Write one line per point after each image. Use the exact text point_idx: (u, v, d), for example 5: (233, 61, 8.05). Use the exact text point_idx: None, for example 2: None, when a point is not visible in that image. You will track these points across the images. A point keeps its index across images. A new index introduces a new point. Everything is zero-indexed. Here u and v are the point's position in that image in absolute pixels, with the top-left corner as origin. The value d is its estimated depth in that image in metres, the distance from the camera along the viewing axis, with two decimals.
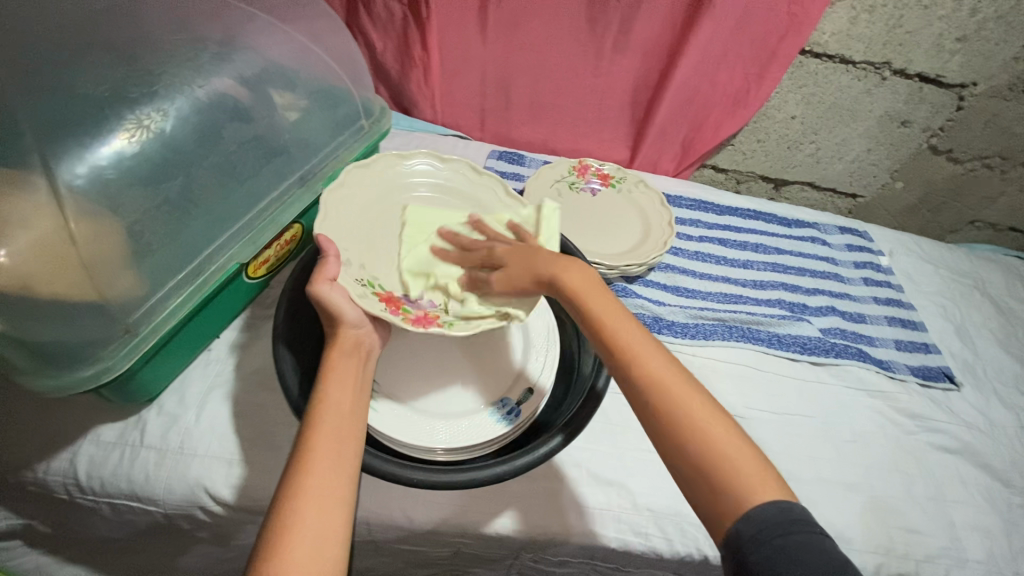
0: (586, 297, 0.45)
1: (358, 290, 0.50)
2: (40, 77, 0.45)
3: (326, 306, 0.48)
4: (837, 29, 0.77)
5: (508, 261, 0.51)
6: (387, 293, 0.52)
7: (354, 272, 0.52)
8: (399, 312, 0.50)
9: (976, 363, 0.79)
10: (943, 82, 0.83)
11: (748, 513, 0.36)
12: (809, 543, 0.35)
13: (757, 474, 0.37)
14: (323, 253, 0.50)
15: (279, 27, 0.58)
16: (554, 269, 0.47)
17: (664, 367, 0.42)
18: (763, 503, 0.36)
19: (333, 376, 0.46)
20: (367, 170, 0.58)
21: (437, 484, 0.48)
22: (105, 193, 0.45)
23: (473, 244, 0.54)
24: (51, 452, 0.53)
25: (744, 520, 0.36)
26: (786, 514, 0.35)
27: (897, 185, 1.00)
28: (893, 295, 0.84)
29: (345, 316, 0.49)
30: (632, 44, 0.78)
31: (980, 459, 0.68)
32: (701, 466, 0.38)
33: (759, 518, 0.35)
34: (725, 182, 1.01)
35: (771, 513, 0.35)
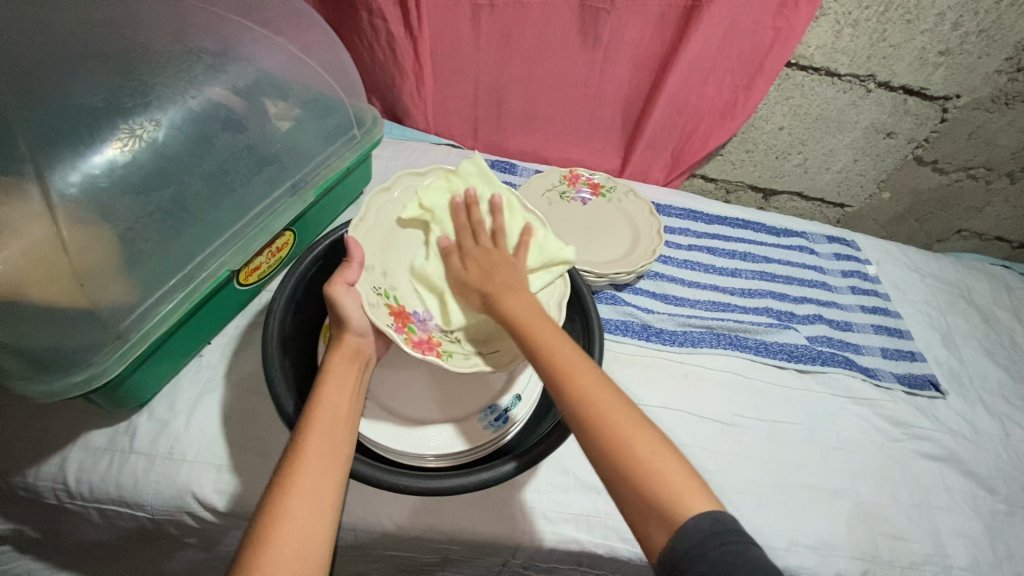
0: (533, 330, 0.47)
1: (373, 299, 0.51)
2: (36, 87, 0.46)
3: (337, 309, 0.50)
4: (822, 43, 0.78)
5: (478, 274, 0.53)
6: (399, 307, 0.54)
7: (374, 278, 0.54)
8: (402, 332, 0.52)
9: (962, 371, 0.80)
10: (928, 94, 0.85)
11: (681, 529, 0.36)
12: (743, 553, 0.35)
13: (691, 493, 0.37)
14: (349, 256, 0.52)
15: (273, 38, 0.60)
16: (501, 292, 0.51)
17: (594, 382, 0.43)
18: (692, 517, 0.36)
19: (331, 378, 0.47)
20: (418, 178, 0.60)
21: (438, 491, 0.48)
22: (97, 201, 0.45)
23: (479, 228, 0.57)
24: (41, 457, 0.53)
25: (679, 537, 0.36)
26: (718, 524, 0.36)
27: (884, 195, 1.01)
28: (879, 303, 0.85)
29: (352, 321, 0.50)
30: (622, 55, 0.80)
31: (964, 467, 0.69)
32: (637, 489, 0.38)
33: (692, 531, 0.35)
34: (716, 192, 1.02)
35: (702, 526, 0.35)
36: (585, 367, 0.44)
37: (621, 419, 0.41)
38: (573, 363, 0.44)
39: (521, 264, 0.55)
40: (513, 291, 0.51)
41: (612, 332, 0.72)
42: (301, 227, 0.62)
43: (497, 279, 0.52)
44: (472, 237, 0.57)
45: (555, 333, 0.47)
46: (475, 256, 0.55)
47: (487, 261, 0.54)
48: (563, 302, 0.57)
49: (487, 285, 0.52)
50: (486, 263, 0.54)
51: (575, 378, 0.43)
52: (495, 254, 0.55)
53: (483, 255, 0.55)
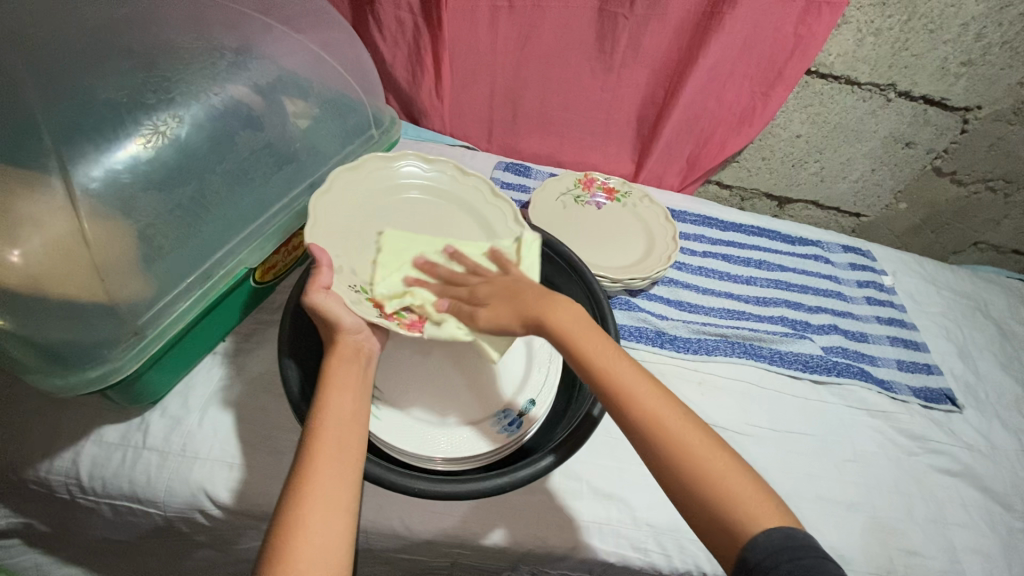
0: (580, 343, 0.44)
1: (353, 297, 0.51)
2: (61, 82, 0.46)
3: (322, 315, 0.48)
4: (843, 51, 0.77)
5: (505, 302, 0.48)
6: (380, 298, 0.52)
7: (347, 277, 0.52)
8: (394, 318, 0.51)
9: (978, 385, 0.79)
10: (949, 105, 0.84)
11: (753, 542, 0.36)
12: (816, 568, 0.35)
13: (758, 500, 0.38)
14: (316, 262, 0.50)
15: (294, 37, 0.59)
16: (542, 311, 0.46)
17: (659, 404, 0.42)
18: (764, 532, 0.37)
19: (332, 382, 0.46)
20: (355, 173, 0.58)
21: (465, 495, 0.49)
22: (118, 196, 0.45)
23: (457, 278, 0.52)
24: (54, 451, 0.53)
25: (749, 548, 0.36)
26: (790, 539, 0.36)
27: (901, 205, 1.00)
28: (895, 314, 0.84)
29: (342, 323, 0.49)
30: (640, 60, 0.79)
31: (981, 482, 0.68)
32: (700, 499, 0.39)
33: (764, 545, 0.36)
34: (730, 199, 1.02)
35: (773, 540, 0.36)
36: (645, 384, 0.43)
37: (688, 437, 0.41)
38: (631, 380, 0.43)
39: (517, 274, 0.51)
40: (547, 302, 0.46)
41: (626, 337, 0.71)
42: None
43: (528, 298, 0.47)
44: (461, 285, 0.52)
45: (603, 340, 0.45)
46: (485, 292, 0.50)
47: (501, 287, 0.49)
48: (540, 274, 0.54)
49: (521, 308, 0.47)
50: (501, 288, 0.49)
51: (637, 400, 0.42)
52: (500, 278, 0.51)
53: (491, 286, 0.50)
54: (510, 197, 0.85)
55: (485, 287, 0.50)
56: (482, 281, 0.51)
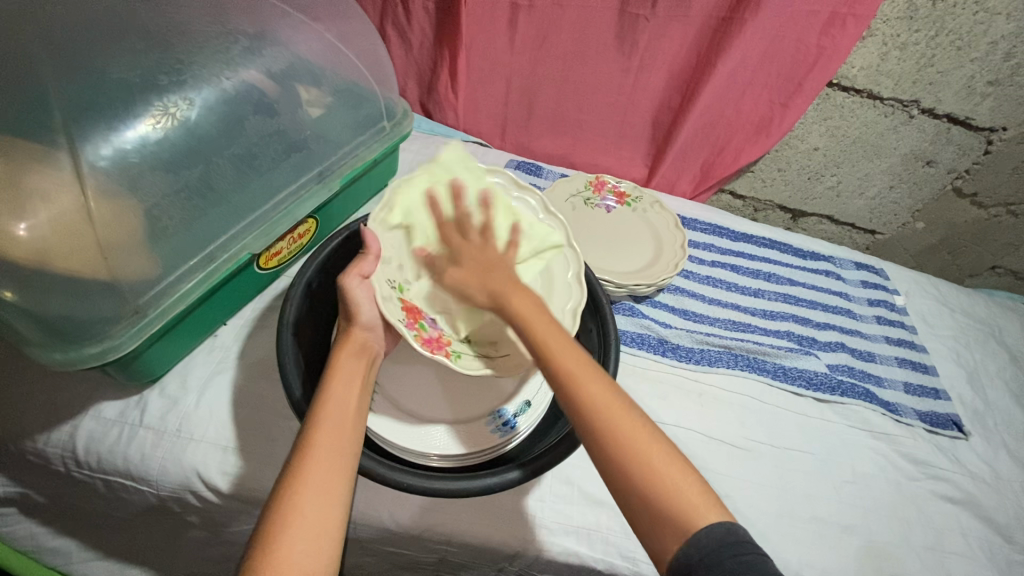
0: (533, 323, 0.45)
1: (386, 291, 0.50)
2: (76, 58, 0.46)
3: (348, 300, 0.50)
4: (867, 64, 0.76)
5: (479, 272, 0.51)
6: (410, 303, 0.52)
7: (389, 271, 0.52)
8: (414, 328, 0.50)
9: (987, 413, 0.77)
10: (973, 124, 0.82)
11: (694, 537, 0.37)
12: (758, 565, 0.36)
13: (700, 496, 0.39)
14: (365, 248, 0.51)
15: (311, 25, 0.59)
16: (506, 292, 0.48)
17: (611, 399, 0.42)
18: (707, 529, 0.37)
19: (336, 376, 0.46)
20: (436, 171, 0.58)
21: (466, 492, 0.48)
22: (127, 175, 0.45)
23: (453, 225, 0.55)
24: (53, 424, 0.54)
25: (693, 543, 0.37)
26: (732, 535, 0.37)
27: (918, 224, 0.98)
28: (905, 335, 0.82)
29: (361, 315, 0.50)
30: (658, 63, 0.78)
31: (983, 512, 0.66)
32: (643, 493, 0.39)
33: (704, 542, 0.36)
34: (743, 209, 1.00)
35: (715, 537, 0.37)
36: (589, 369, 0.43)
37: (626, 420, 0.41)
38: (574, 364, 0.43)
39: (513, 262, 0.53)
40: (513, 288, 0.48)
41: (628, 344, 0.70)
42: (324, 215, 0.62)
43: (498, 278, 0.50)
44: (459, 232, 0.54)
45: (547, 323, 0.45)
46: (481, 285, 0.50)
47: (485, 259, 0.52)
48: (580, 310, 0.54)
49: (491, 282, 0.49)
50: (484, 260, 0.52)
51: (584, 388, 0.42)
52: (493, 255, 0.52)
53: (480, 254, 0.52)
54: None
55: (476, 251, 0.53)
56: (478, 243, 0.53)
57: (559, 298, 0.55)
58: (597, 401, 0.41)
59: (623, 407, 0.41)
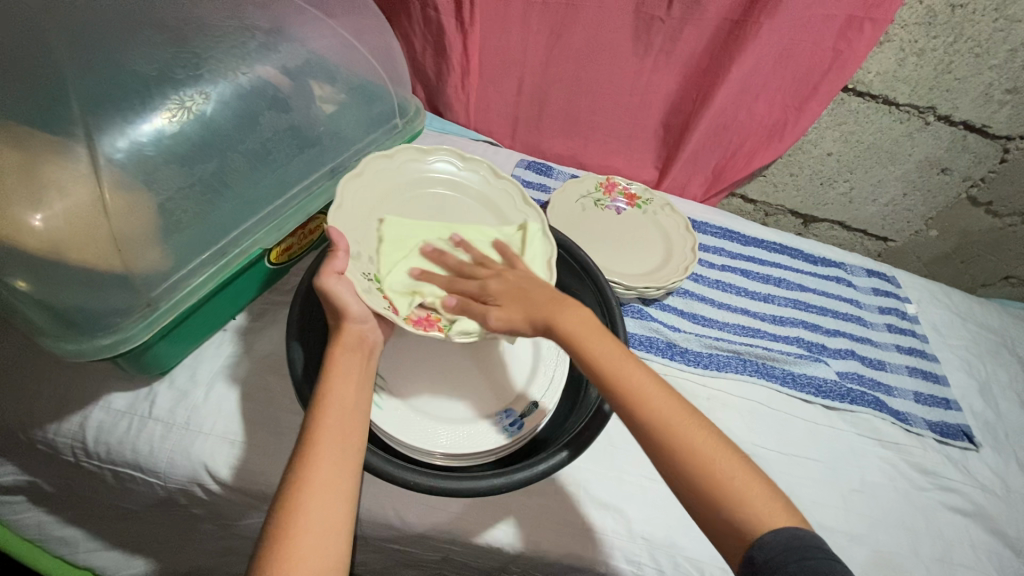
0: (586, 341, 0.45)
1: (366, 284, 0.49)
2: (93, 51, 0.46)
3: (331, 300, 0.48)
4: (883, 70, 0.75)
5: (515, 301, 0.48)
6: (392, 292, 0.51)
7: (362, 265, 0.51)
8: (400, 313, 0.49)
9: (998, 425, 0.76)
10: (990, 132, 0.81)
11: (762, 541, 0.37)
12: (824, 567, 0.36)
13: (763, 498, 0.39)
14: (333, 246, 0.49)
15: (326, 22, 0.59)
16: (554, 313, 0.47)
17: (669, 406, 0.43)
18: (775, 532, 0.37)
19: (336, 371, 0.46)
20: (388, 161, 0.57)
21: (467, 492, 0.48)
22: (142, 168, 0.46)
23: (467, 270, 0.53)
24: (63, 414, 0.54)
25: (758, 548, 0.37)
26: (796, 540, 0.37)
27: (931, 232, 0.97)
28: (916, 344, 0.82)
29: (349, 310, 0.48)
30: (672, 65, 0.78)
31: (992, 525, 0.65)
32: (705, 497, 0.39)
33: (769, 546, 0.36)
34: (754, 213, 0.99)
35: (782, 542, 0.37)
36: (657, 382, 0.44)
37: (693, 435, 0.41)
38: (641, 378, 0.44)
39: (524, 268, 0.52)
40: (560, 306, 0.47)
41: (636, 347, 0.70)
42: None
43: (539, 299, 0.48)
44: (470, 281, 0.52)
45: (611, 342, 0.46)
46: (498, 290, 0.50)
47: (509, 288, 0.50)
48: (553, 258, 0.55)
49: (533, 308, 0.47)
50: (510, 289, 0.49)
51: (652, 401, 0.42)
52: (509, 273, 0.51)
53: (503, 282, 0.50)
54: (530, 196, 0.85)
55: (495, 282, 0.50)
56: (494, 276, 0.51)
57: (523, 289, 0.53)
58: (655, 407, 0.42)
59: (682, 413, 0.42)
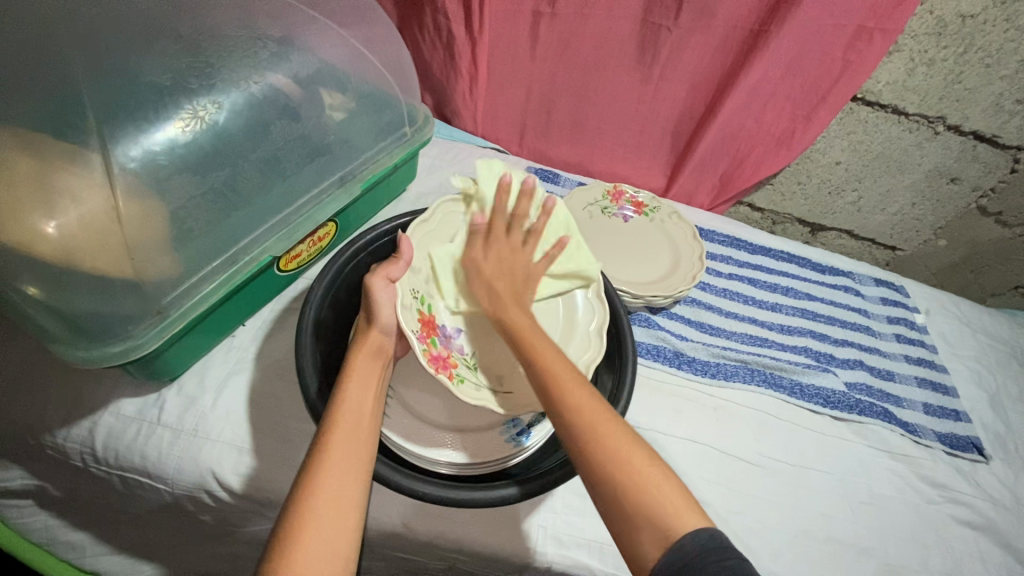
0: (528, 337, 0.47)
1: (408, 300, 0.51)
2: (109, 61, 0.47)
3: (371, 303, 0.50)
4: (893, 79, 0.75)
5: (506, 281, 0.53)
6: (429, 316, 0.53)
7: (415, 281, 0.54)
8: (425, 342, 0.51)
9: (1008, 437, 0.75)
10: (1000, 142, 0.80)
11: (680, 541, 0.36)
12: (744, 568, 0.35)
13: (681, 499, 0.38)
14: (399, 253, 0.52)
15: (338, 31, 0.60)
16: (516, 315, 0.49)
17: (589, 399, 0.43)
18: (692, 531, 0.37)
19: (354, 379, 0.46)
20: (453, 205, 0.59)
21: (473, 501, 0.48)
22: (155, 177, 0.46)
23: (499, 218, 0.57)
24: (73, 420, 0.54)
25: (678, 548, 0.36)
26: (714, 540, 0.36)
27: (940, 242, 0.97)
28: (925, 355, 0.81)
29: (381, 318, 0.50)
30: (681, 74, 0.78)
31: (1003, 539, 0.65)
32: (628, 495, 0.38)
33: (689, 546, 0.36)
34: (761, 222, 0.99)
35: (699, 541, 0.36)
36: (579, 384, 0.43)
37: (610, 430, 0.41)
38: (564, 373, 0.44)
39: (530, 253, 0.57)
40: (514, 304, 0.51)
41: (643, 355, 0.70)
42: (343, 219, 0.62)
43: (500, 291, 0.52)
44: (489, 229, 0.57)
45: (549, 342, 0.47)
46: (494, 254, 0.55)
47: (506, 262, 0.55)
48: (603, 330, 0.56)
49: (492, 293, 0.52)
50: (506, 263, 0.55)
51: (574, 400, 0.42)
52: (509, 251, 0.56)
53: (501, 259, 0.55)
54: None
55: (500, 251, 0.55)
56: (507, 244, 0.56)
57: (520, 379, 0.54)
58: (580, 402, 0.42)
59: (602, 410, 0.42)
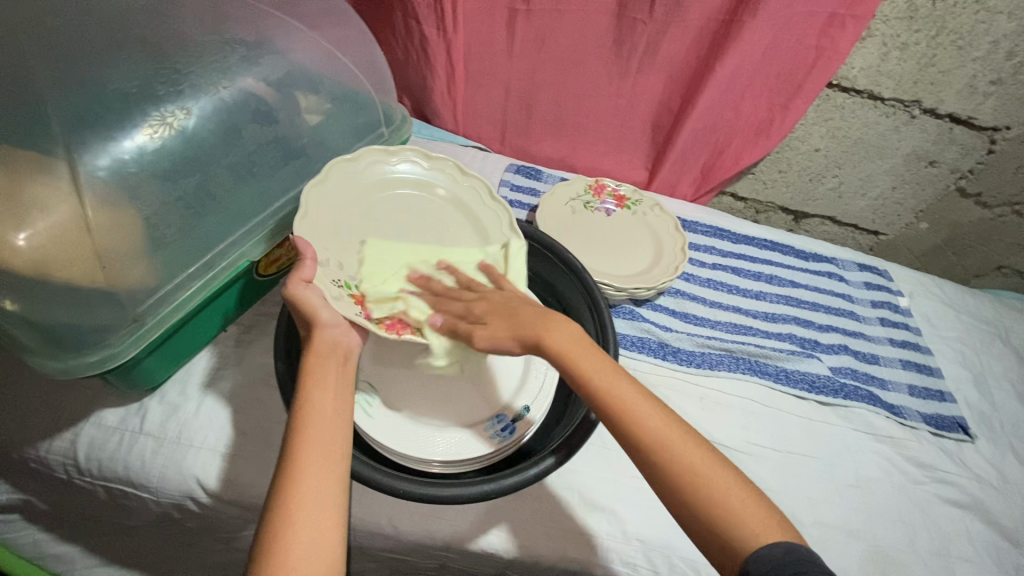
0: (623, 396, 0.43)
1: (335, 292, 0.50)
2: (76, 70, 0.47)
3: (301, 307, 0.48)
4: (867, 65, 0.75)
5: (500, 319, 0.48)
6: (364, 294, 0.52)
7: (332, 272, 0.52)
8: (374, 316, 0.51)
9: (993, 416, 0.76)
10: (976, 124, 0.81)
11: (755, 555, 0.37)
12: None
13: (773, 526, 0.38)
14: (300, 254, 0.49)
15: (309, 33, 0.59)
16: (542, 330, 0.46)
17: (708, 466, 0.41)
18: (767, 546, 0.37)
19: (311, 382, 0.46)
20: (352, 165, 0.57)
21: (467, 498, 0.49)
22: (124, 184, 0.46)
23: (450, 291, 0.52)
24: (54, 432, 0.54)
25: (753, 561, 0.37)
26: (792, 554, 0.37)
27: (922, 225, 0.97)
28: (909, 337, 0.82)
29: (319, 317, 0.48)
30: (657, 66, 0.78)
31: (989, 516, 0.65)
32: (708, 528, 0.39)
33: (766, 559, 0.36)
34: (744, 211, 1.00)
35: (775, 554, 0.36)
36: (696, 448, 0.41)
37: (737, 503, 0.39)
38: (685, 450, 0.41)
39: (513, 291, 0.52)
40: (547, 321, 0.47)
41: (628, 347, 0.70)
42: None
43: (526, 319, 0.47)
44: (451, 299, 0.52)
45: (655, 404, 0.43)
46: (483, 309, 0.49)
47: (495, 304, 0.49)
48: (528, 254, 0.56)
49: (517, 325, 0.47)
50: (497, 306, 0.49)
51: (637, 419, 0.42)
52: (496, 294, 0.51)
53: (488, 302, 0.50)
54: (520, 200, 0.85)
55: (480, 303, 0.50)
56: (479, 297, 0.51)
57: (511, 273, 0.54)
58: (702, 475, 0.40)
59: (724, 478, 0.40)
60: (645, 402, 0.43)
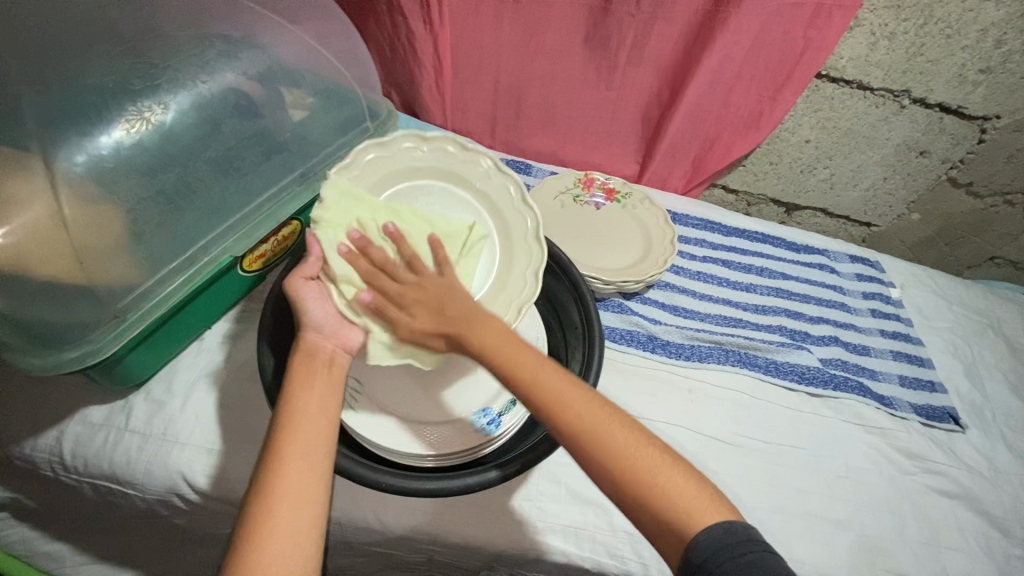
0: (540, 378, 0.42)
1: (336, 294, 0.49)
2: (50, 66, 0.46)
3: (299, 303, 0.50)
4: (855, 54, 0.75)
5: (431, 313, 0.47)
6: (369, 294, 0.50)
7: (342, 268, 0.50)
8: (374, 325, 0.49)
9: (985, 406, 0.76)
10: (965, 113, 0.81)
11: (693, 541, 0.36)
12: (758, 564, 0.35)
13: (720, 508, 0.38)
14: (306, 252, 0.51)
15: (290, 27, 0.59)
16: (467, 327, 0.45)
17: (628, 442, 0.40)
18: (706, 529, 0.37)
19: (297, 377, 0.46)
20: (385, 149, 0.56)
21: (449, 492, 0.49)
22: (101, 180, 0.46)
23: (389, 265, 0.50)
24: (39, 429, 0.54)
25: (692, 548, 0.36)
26: (730, 534, 0.36)
27: (914, 216, 0.97)
28: (901, 329, 0.81)
29: (310, 316, 0.49)
30: (645, 59, 0.77)
31: (979, 506, 0.65)
32: (658, 515, 0.38)
33: (706, 544, 0.36)
34: (736, 204, 0.99)
35: (715, 538, 0.36)
36: (617, 426, 0.41)
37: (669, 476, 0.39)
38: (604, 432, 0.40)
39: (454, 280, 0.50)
40: (475, 318, 0.46)
41: (616, 341, 0.70)
42: (311, 217, 0.60)
43: (452, 313, 0.47)
44: (388, 276, 0.50)
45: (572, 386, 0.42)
46: (412, 296, 0.48)
47: (429, 292, 0.49)
48: (540, 269, 0.54)
49: (448, 321, 0.46)
50: (429, 293, 0.48)
51: (561, 397, 0.41)
52: (433, 280, 0.49)
53: (421, 289, 0.49)
54: None
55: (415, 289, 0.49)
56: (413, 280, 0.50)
57: (515, 286, 0.54)
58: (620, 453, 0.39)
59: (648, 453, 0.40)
60: (569, 383, 0.42)
